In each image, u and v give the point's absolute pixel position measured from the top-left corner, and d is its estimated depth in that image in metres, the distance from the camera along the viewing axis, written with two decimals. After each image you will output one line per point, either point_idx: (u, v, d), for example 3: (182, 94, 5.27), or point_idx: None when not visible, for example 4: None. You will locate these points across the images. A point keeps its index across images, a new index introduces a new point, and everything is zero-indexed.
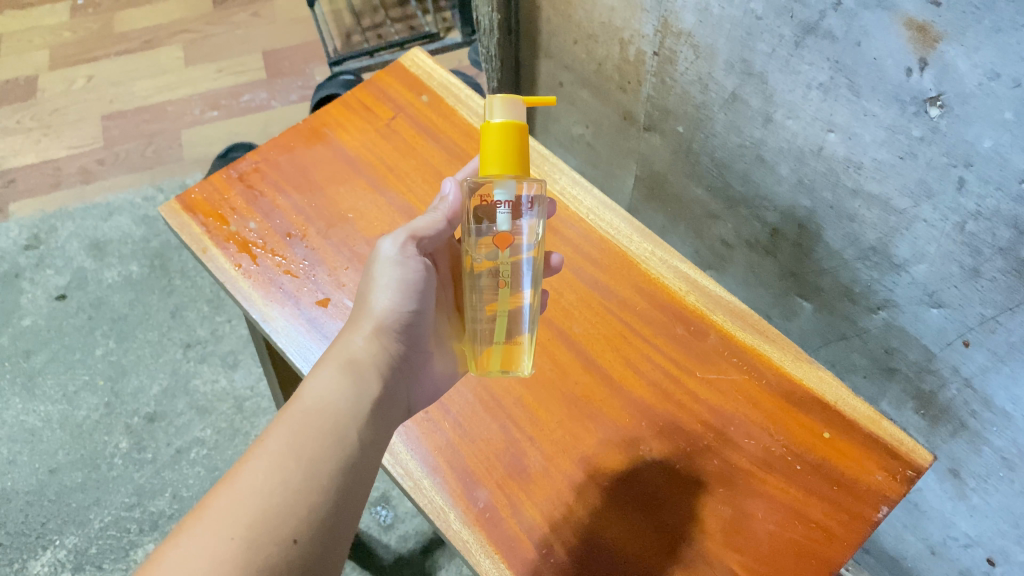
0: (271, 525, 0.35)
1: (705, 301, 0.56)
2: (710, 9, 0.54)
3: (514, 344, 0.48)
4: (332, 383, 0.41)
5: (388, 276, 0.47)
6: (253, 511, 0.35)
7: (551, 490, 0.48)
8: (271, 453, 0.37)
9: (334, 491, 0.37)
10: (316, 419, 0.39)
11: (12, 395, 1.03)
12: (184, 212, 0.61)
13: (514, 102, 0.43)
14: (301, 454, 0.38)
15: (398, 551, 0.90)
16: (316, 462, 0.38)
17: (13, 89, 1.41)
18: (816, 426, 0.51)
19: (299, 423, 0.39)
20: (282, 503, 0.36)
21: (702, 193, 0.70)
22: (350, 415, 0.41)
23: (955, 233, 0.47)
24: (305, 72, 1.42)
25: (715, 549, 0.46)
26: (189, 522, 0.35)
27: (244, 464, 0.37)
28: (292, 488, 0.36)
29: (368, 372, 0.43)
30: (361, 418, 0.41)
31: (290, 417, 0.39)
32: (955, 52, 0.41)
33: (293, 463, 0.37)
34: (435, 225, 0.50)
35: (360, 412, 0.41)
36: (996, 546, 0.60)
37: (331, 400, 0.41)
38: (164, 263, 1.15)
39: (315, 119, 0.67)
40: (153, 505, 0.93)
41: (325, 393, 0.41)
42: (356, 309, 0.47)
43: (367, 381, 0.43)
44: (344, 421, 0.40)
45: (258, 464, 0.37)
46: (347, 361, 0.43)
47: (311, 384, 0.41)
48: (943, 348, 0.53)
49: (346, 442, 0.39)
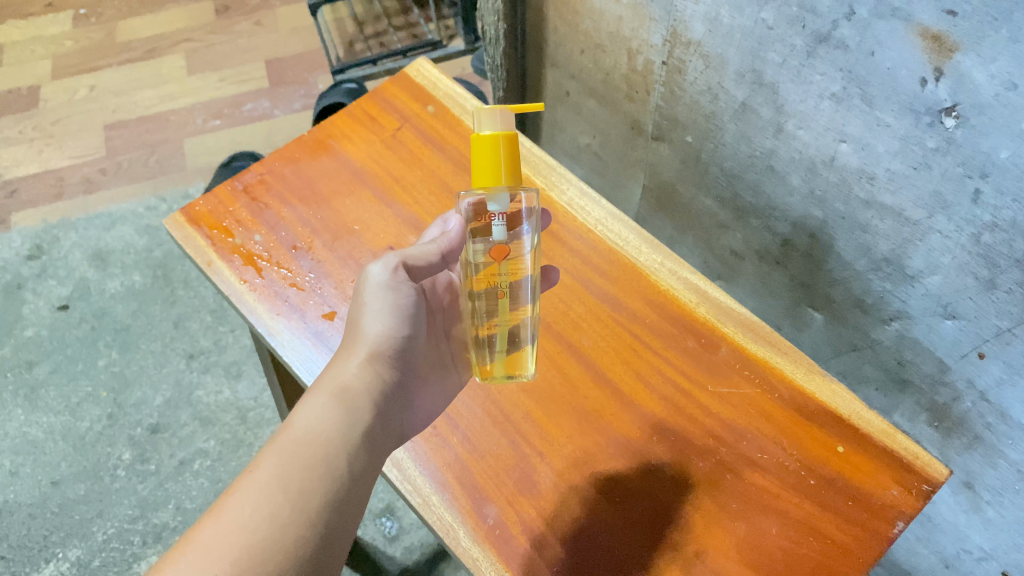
0: (257, 561, 0.34)
1: (717, 314, 0.56)
2: (720, 18, 0.54)
3: (518, 350, 0.48)
4: (322, 412, 0.40)
5: (380, 302, 0.45)
6: (237, 546, 0.34)
7: (561, 505, 0.47)
8: (259, 484, 0.37)
9: (323, 523, 0.37)
10: (307, 448, 0.38)
11: (15, 407, 1.02)
12: (189, 225, 0.60)
13: (503, 113, 0.43)
14: (289, 486, 0.37)
15: (403, 563, 0.89)
16: (304, 494, 0.37)
17: (16, 99, 1.41)
18: (830, 441, 0.50)
19: (289, 452, 0.38)
20: (267, 539, 0.35)
21: (711, 203, 0.70)
22: (341, 443, 0.40)
23: (970, 245, 0.47)
24: (307, 81, 1.41)
25: (730, 567, 0.45)
26: (173, 557, 0.35)
27: (230, 495, 0.37)
28: (280, 521, 0.36)
29: (360, 401, 0.42)
30: (353, 446, 0.40)
31: (281, 446, 0.39)
32: (970, 62, 0.40)
33: (281, 495, 0.36)
34: (428, 256, 0.48)
35: (352, 438, 0.40)
36: (1011, 560, 0.59)
37: (323, 428, 0.40)
38: (167, 273, 1.14)
39: (321, 131, 0.66)
40: (156, 518, 0.92)
41: (318, 420, 0.40)
42: (346, 333, 0.46)
43: (361, 411, 0.42)
44: (337, 451, 0.39)
45: (245, 496, 0.36)
46: (338, 387, 0.42)
47: (300, 414, 0.40)
48: (958, 360, 0.53)
49: (337, 474, 0.38)
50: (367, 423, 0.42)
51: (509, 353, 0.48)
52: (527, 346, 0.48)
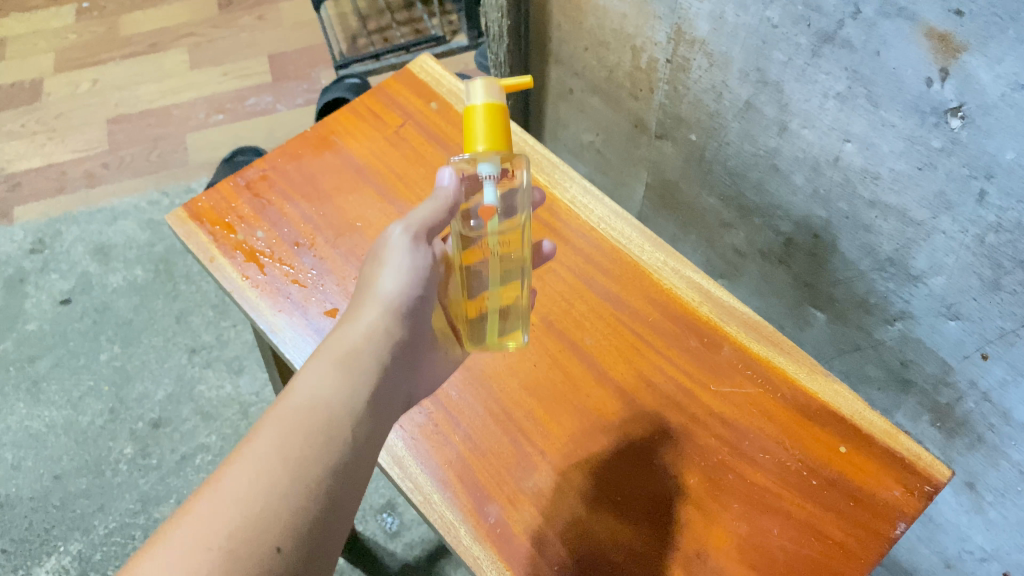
0: (254, 529, 0.33)
1: (718, 313, 0.55)
2: (725, 16, 0.54)
3: (508, 321, 0.49)
4: (325, 380, 0.39)
5: (400, 262, 0.45)
6: (235, 517, 0.33)
7: (563, 505, 0.47)
8: (258, 453, 0.35)
9: (324, 492, 0.35)
10: (309, 417, 0.37)
11: (17, 401, 1.02)
12: (191, 221, 0.60)
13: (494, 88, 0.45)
14: (289, 454, 0.36)
15: (404, 559, 0.89)
16: (305, 463, 0.36)
17: (19, 92, 1.41)
18: (831, 440, 0.50)
19: (289, 420, 0.37)
20: (265, 508, 0.34)
21: (715, 201, 0.69)
22: (343, 413, 0.38)
23: (975, 246, 0.47)
24: (310, 76, 1.41)
25: (730, 566, 0.45)
26: (169, 527, 0.33)
27: (228, 466, 0.35)
28: (280, 489, 0.34)
29: (364, 367, 0.41)
30: (356, 416, 0.39)
31: (281, 415, 0.37)
32: (977, 63, 0.40)
33: (281, 464, 0.35)
34: (437, 216, 0.46)
35: (356, 407, 0.39)
36: (1012, 560, 0.59)
37: (325, 397, 0.39)
38: (170, 267, 1.14)
39: (324, 127, 0.66)
40: (158, 512, 0.92)
41: (320, 388, 0.39)
42: (357, 297, 0.46)
43: (364, 379, 0.40)
44: (340, 420, 0.38)
45: (244, 465, 0.35)
46: (343, 354, 0.41)
47: (300, 382, 0.39)
48: (961, 361, 0.53)
49: (339, 442, 0.37)
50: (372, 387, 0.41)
51: (501, 322, 0.49)
52: (518, 316, 0.49)
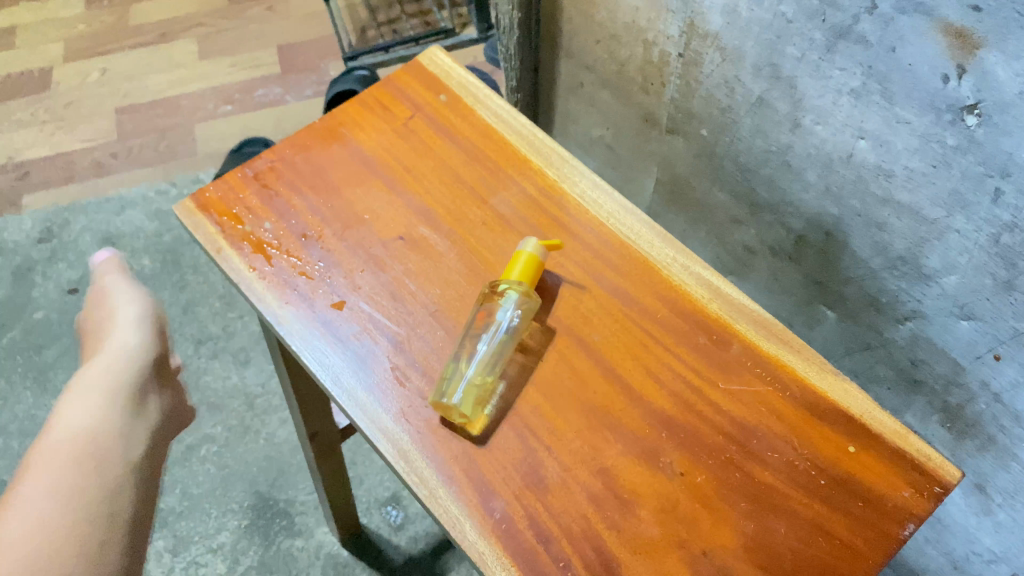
0: (53, 549, 0.36)
1: (727, 309, 0.54)
2: (739, 10, 0.53)
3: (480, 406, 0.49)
4: (89, 411, 0.42)
5: (125, 321, 0.51)
6: (27, 546, 0.35)
7: (569, 502, 0.46)
8: (35, 489, 0.38)
9: (109, 511, 0.39)
10: (79, 446, 0.40)
11: (24, 389, 1.02)
12: (199, 211, 0.58)
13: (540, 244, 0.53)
14: (66, 485, 0.38)
15: (408, 552, 0.89)
16: (86, 486, 0.39)
17: (28, 82, 1.41)
18: (841, 439, 0.49)
19: (54, 453, 0.40)
20: (54, 533, 0.36)
21: (725, 198, 0.69)
22: (112, 437, 0.42)
23: (988, 245, 0.46)
24: (319, 67, 1.41)
25: (737, 565, 0.44)
26: None
27: (8, 507, 0.37)
28: (73, 510, 0.37)
29: (126, 397, 0.45)
30: (123, 440, 0.42)
31: (43, 452, 0.40)
32: (995, 59, 0.39)
33: (61, 495, 0.38)
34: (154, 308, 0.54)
35: (122, 432, 0.43)
36: (1021, 562, 0.59)
37: (89, 427, 0.42)
38: (177, 258, 1.14)
39: (331, 118, 0.65)
40: (163, 502, 0.93)
41: (82, 421, 0.42)
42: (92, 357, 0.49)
43: (130, 406, 0.44)
44: (110, 444, 0.41)
45: (25, 500, 0.37)
46: (109, 387, 0.45)
47: (63, 418, 0.42)
48: (972, 361, 0.52)
49: (115, 463, 0.41)
50: (130, 416, 0.44)
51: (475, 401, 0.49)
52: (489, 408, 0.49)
